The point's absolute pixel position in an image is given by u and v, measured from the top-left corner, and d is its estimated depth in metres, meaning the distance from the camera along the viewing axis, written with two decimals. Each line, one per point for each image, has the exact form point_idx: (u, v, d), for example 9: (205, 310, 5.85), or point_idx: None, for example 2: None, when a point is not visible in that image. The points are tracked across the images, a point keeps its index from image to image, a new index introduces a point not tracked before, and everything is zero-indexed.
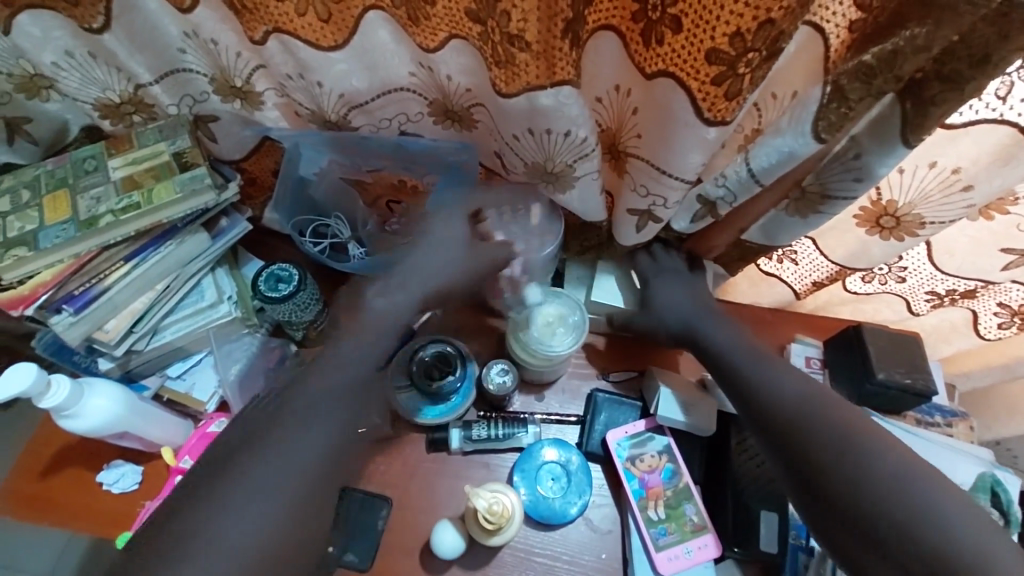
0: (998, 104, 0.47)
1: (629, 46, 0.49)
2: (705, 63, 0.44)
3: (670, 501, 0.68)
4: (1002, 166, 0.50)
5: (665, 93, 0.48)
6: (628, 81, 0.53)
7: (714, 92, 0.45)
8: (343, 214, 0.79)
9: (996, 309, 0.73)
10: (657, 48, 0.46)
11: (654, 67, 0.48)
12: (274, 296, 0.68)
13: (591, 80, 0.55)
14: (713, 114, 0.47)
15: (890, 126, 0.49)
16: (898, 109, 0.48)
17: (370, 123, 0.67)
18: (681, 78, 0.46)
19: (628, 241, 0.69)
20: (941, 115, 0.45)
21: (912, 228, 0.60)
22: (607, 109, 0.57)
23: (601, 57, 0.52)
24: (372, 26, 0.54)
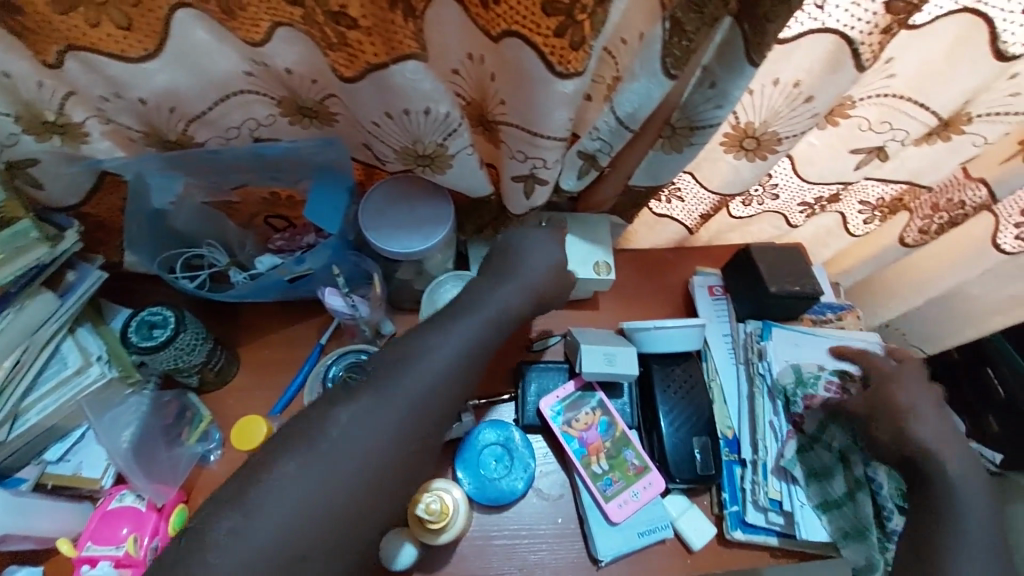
0: (816, 13, 0.49)
1: (470, 11, 0.47)
2: (544, 16, 0.43)
3: (610, 452, 0.69)
4: (832, 73, 0.53)
5: (514, 53, 0.47)
6: (479, 49, 0.51)
7: (559, 44, 0.44)
8: (216, 241, 0.72)
9: (860, 207, 0.80)
10: (495, 8, 0.45)
11: (498, 28, 0.47)
12: (149, 345, 0.62)
13: (440, 54, 0.53)
14: (564, 67, 0.46)
15: (734, 50, 0.50)
16: (738, 32, 0.49)
17: (217, 135, 0.61)
18: (525, 35, 0.45)
19: (519, 209, 0.67)
20: (778, 29, 0.46)
21: (771, 145, 0.63)
22: (467, 80, 0.56)
23: (443, 27, 0.50)
24: (186, 26, 0.48)
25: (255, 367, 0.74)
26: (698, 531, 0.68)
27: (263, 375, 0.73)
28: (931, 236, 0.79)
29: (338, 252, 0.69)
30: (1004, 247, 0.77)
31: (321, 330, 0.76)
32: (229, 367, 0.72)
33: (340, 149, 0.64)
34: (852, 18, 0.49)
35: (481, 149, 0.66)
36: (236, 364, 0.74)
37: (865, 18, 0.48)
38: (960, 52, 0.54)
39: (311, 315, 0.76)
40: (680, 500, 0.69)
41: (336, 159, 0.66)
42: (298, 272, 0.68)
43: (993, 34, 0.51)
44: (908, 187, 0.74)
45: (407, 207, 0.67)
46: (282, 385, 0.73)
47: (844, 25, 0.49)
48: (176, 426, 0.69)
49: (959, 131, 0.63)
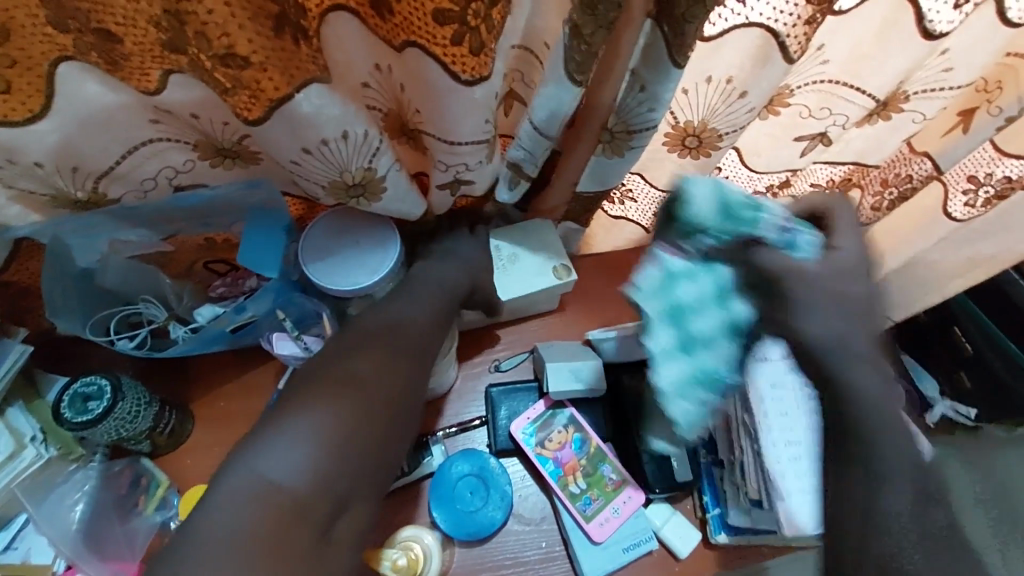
0: (738, 9, 0.48)
1: (368, 22, 0.45)
2: (437, 26, 0.40)
3: (586, 470, 0.68)
4: (762, 67, 0.52)
5: (417, 64, 0.45)
6: (385, 58, 0.48)
7: (460, 52, 0.42)
8: (152, 296, 0.68)
9: (812, 190, 0.79)
10: (390, 18, 0.43)
11: (399, 38, 0.44)
12: (83, 419, 0.57)
13: (344, 71, 0.49)
14: (469, 74, 0.44)
15: (657, 51, 0.48)
16: (659, 34, 0.46)
17: (132, 189, 0.57)
18: (423, 45, 0.42)
19: (441, 209, 0.65)
20: (696, 30, 0.44)
21: (712, 143, 0.62)
22: (381, 92, 0.53)
23: (343, 43, 0.47)
24: (71, 80, 0.44)
25: (210, 422, 0.70)
26: (684, 538, 0.67)
27: (219, 431, 0.70)
28: (883, 212, 0.78)
29: (282, 294, 0.65)
30: (955, 216, 0.77)
31: (276, 375, 0.72)
32: (182, 426, 0.69)
33: (269, 188, 0.61)
34: (775, 12, 0.47)
35: (409, 159, 0.63)
36: (191, 421, 0.70)
37: (787, 11, 0.47)
38: (887, 35, 0.53)
39: (264, 361, 0.73)
40: (662, 508, 0.68)
41: (268, 199, 0.62)
42: (242, 320, 0.65)
43: (918, 14, 0.50)
44: (856, 167, 0.74)
45: (352, 240, 0.64)
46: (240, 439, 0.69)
47: (768, 18, 0.48)
48: (131, 496, 0.65)
49: (898, 109, 0.63)
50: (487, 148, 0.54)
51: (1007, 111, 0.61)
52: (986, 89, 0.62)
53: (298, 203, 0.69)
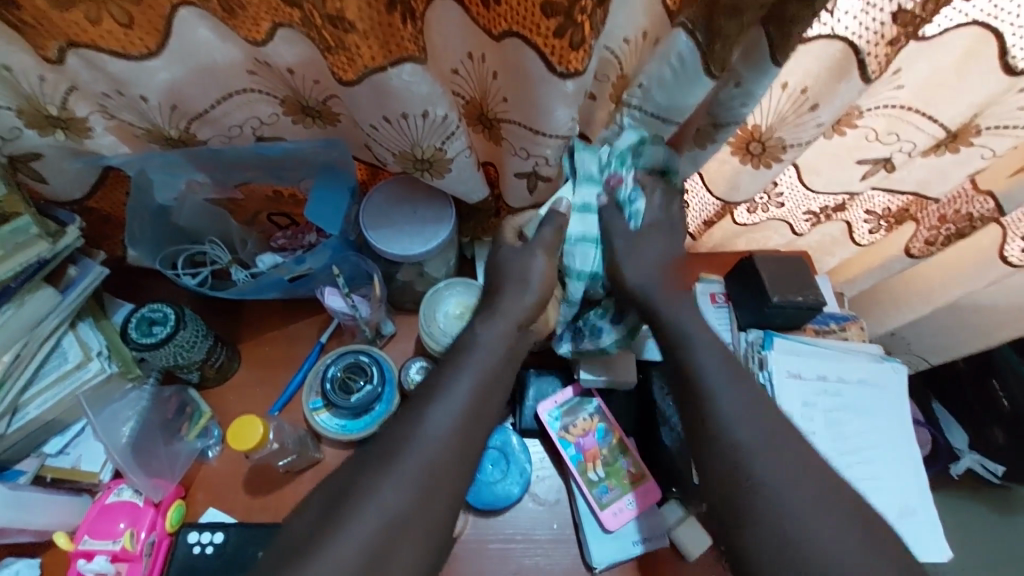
0: (828, 18, 0.49)
1: (470, 11, 0.48)
2: (543, 17, 0.43)
3: (607, 458, 0.69)
4: (837, 81, 0.53)
5: (516, 53, 0.48)
6: (480, 47, 0.51)
7: (559, 44, 0.44)
8: (218, 238, 0.72)
9: (866, 217, 0.79)
10: (496, 7, 0.45)
11: (500, 27, 0.47)
12: (148, 341, 0.62)
13: (440, 55, 0.53)
14: (565, 67, 0.46)
15: (759, 51, 0.48)
16: (762, 34, 0.47)
17: (219, 134, 0.61)
18: (525, 35, 0.45)
19: (518, 203, 0.67)
20: (803, 32, 0.45)
21: (776, 153, 0.62)
22: (468, 80, 0.56)
23: (443, 26, 0.50)
24: (186, 24, 0.48)
25: (254, 364, 0.74)
26: (695, 541, 0.66)
27: (262, 373, 0.73)
28: (936, 247, 0.77)
29: (339, 252, 0.68)
30: (1010, 260, 0.76)
31: (322, 327, 0.75)
32: (229, 363, 0.72)
33: (344, 150, 0.65)
34: (861, 26, 0.48)
35: (482, 149, 0.66)
36: (238, 360, 0.74)
37: (873, 28, 0.48)
38: (969, 66, 0.53)
39: (310, 314, 0.76)
40: (677, 510, 0.67)
41: (339, 159, 0.65)
42: (299, 272, 0.68)
43: (1001, 48, 0.51)
44: (915, 199, 0.74)
45: (410, 208, 0.67)
46: (281, 384, 0.73)
47: (854, 32, 0.49)
48: (176, 421, 0.69)
49: (967, 142, 0.63)
50: (566, 146, 0.57)
51: None
52: None
53: (364, 167, 0.73)
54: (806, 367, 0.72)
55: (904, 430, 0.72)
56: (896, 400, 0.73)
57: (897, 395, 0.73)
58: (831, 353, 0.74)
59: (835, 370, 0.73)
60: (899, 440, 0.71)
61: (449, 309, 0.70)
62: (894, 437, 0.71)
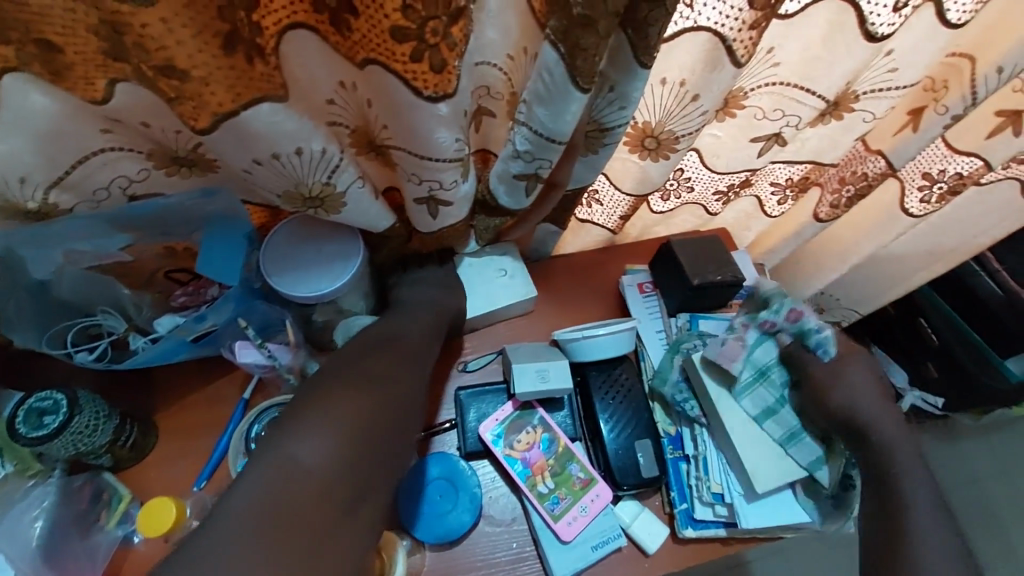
0: (688, 12, 0.49)
1: (328, 39, 0.46)
2: (395, 43, 0.42)
3: (555, 469, 0.68)
4: (711, 72, 0.53)
5: (380, 81, 0.46)
6: (348, 74, 0.49)
7: (420, 69, 0.43)
8: (111, 305, 0.66)
9: (772, 189, 0.81)
10: (350, 35, 0.44)
11: (359, 55, 0.45)
12: (39, 434, 0.56)
13: (309, 87, 0.50)
14: (431, 90, 0.45)
15: (624, 54, 0.49)
16: (623, 37, 0.48)
17: (84, 200, 0.57)
18: (383, 62, 0.44)
19: (425, 228, 0.65)
20: (660, 32, 0.45)
21: (670, 145, 0.62)
22: (346, 108, 0.53)
23: (303, 58, 0.48)
24: (15, 90, 0.44)
25: (174, 434, 0.69)
26: (652, 534, 0.67)
27: (184, 442, 0.69)
28: (842, 210, 0.79)
29: (243, 303, 0.65)
30: (912, 211, 0.79)
31: (243, 383, 0.71)
32: (145, 439, 0.67)
33: (230, 196, 0.61)
34: (722, 16, 0.49)
35: (379, 176, 0.64)
36: (155, 433, 0.69)
37: (733, 15, 0.48)
38: (834, 38, 0.55)
39: (229, 370, 0.72)
40: (630, 506, 0.68)
41: (227, 206, 0.62)
42: (203, 330, 0.64)
43: (860, 17, 0.52)
44: (813, 166, 0.75)
45: (315, 247, 0.64)
46: (206, 451, 0.68)
47: (716, 22, 0.49)
48: (92, 511, 0.64)
49: (849, 109, 0.65)
50: (461, 167, 0.56)
51: (952, 110, 0.62)
52: (933, 89, 0.63)
53: (260, 209, 0.69)
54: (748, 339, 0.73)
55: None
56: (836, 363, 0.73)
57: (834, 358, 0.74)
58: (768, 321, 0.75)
59: None
60: None
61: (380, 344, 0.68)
62: None
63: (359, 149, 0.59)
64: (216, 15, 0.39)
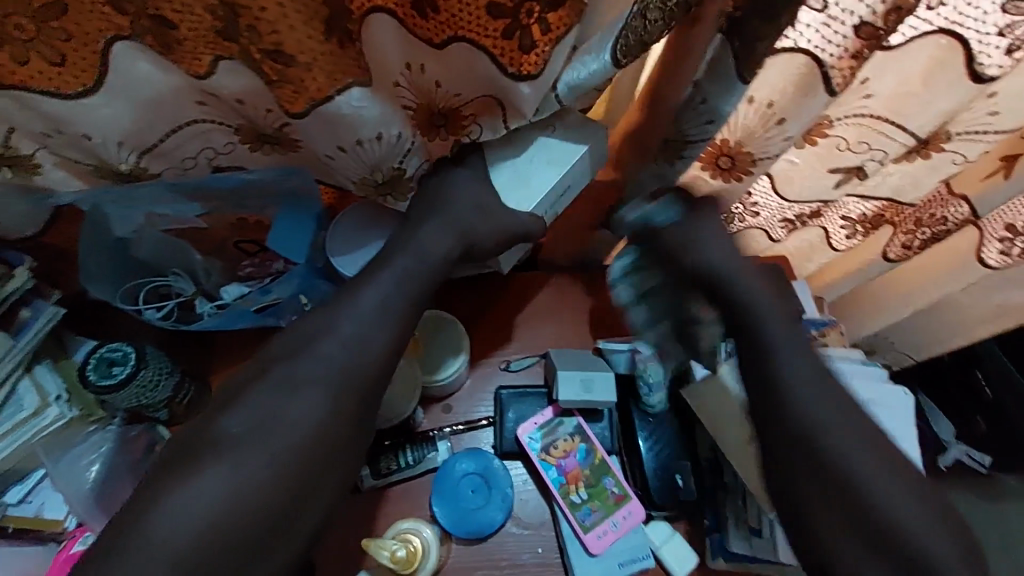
0: (790, 33, 0.48)
1: (407, 23, 0.44)
2: (489, 18, 0.42)
3: (590, 480, 0.68)
4: (804, 96, 0.51)
5: (464, 58, 0.46)
6: (420, 57, 0.47)
7: (509, 46, 0.44)
8: (180, 269, 0.69)
9: (842, 222, 0.79)
10: (435, 17, 0.43)
11: (443, 36, 0.45)
12: (108, 383, 0.59)
13: (379, 71, 0.48)
14: (517, 68, 0.45)
15: (723, 66, 0.50)
16: (728, 48, 0.48)
17: (173, 166, 0.59)
18: (472, 39, 0.44)
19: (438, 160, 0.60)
20: (769, 48, 0.46)
21: (746, 167, 0.61)
22: (412, 92, 0.51)
23: (378, 44, 0.46)
24: (124, 58, 0.46)
25: None
26: (680, 559, 0.66)
27: None
28: (913, 251, 0.77)
29: (307, 280, 0.66)
30: (988, 262, 0.75)
31: None
32: (200, 398, 0.70)
33: (306, 175, 0.63)
34: (823, 39, 0.47)
35: None
36: (208, 394, 0.71)
37: (836, 41, 0.47)
38: (935, 74, 0.52)
39: None
40: (662, 527, 0.67)
41: (301, 185, 0.64)
42: (266, 302, 0.66)
43: (968, 55, 0.50)
44: (888, 204, 0.73)
45: (379, 232, 0.65)
46: None
47: (815, 45, 0.48)
48: (144, 462, 0.66)
49: (938, 148, 0.62)
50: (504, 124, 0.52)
51: None
52: None
53: (330, 190, 0.71)
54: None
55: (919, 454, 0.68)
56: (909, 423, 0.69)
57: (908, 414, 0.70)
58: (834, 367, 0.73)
59: None
60: None
61: (430, 340, 0.72)
62: None
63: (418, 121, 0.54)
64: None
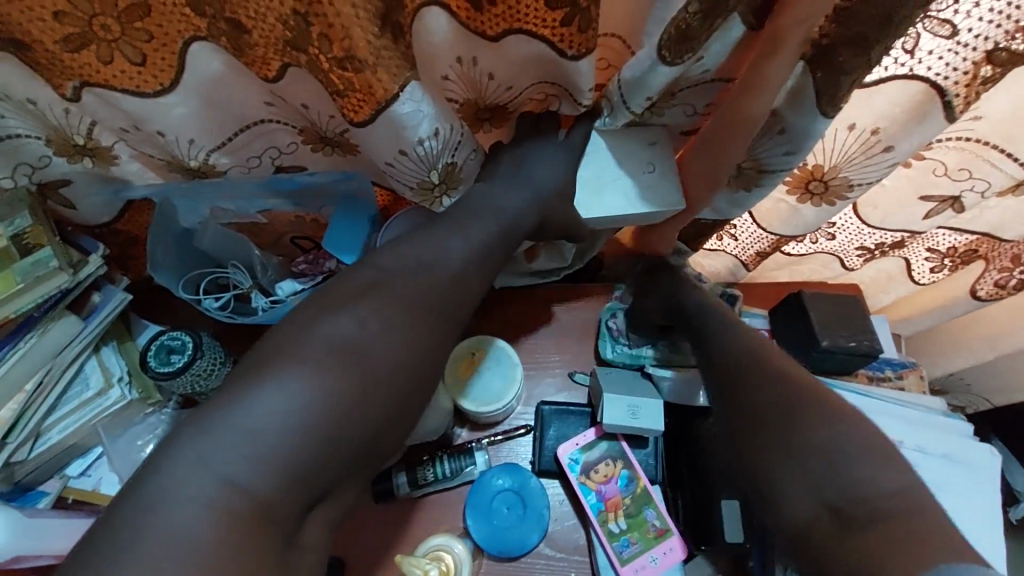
0: (906, 59, 0.44)
1: (459, 16, 0.46)
2: (549, 9, 0.44)
3: (629, 509, 0.66)
4: (917, 123, 0.48)
5: (519, 47, 0.48)
6: (472, 51, 0.49)
7: (568, 32, 0.45)
8: (240, 262, 0.70)
9: (927, 255, 0.72)
10: (492, 8, 0.45)
11: (497, 27, 0.47)
12: (166, 370, 0.61)
13: (430, 63, 0.50)
14: (576, 50, 0.46)
15: (806, 95, 0.46)
16: (811, 79, 0.45)
17: (238, 164, 0.60)
18: (529, 29, 0.46)
19: None
20: (853, 82, 0.42)
21: (840, 192, 0.57)
22: (459, 85, 0.53)
23: (429, 37, 0.47)
24: (200, 58, 0.47)
25: None
26: None
27: None
28: (1009, 291, 0.70)
29: None
30: None
31: None
32: None
33: (360, 179, 0.64)
34: (946, 67, 0.43)
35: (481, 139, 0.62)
36: None
37: (959, 67, 0.42)
38: None
39: None
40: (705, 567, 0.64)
41: (358, 188, 0.64)
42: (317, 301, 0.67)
43: None
44: (983, 239, 0.66)
45: None
46: None
47: (936, 74, 0.44)
48: None
49: None
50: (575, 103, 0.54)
51: None
52: None
53: (385, 192, 0.71)
54: (886, 427, 0.67)
55: (991, 528, 0.65)
56: (983, 484, 0.66)
57: (988, 483, 0.67)
58: (920, 416, 0.69)
59: (890, 425, 0.68)
60: (977, 506, 0.65)
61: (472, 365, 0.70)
62: (970, 503, 0.65)
63: (468, 121, 0.58)
64: None
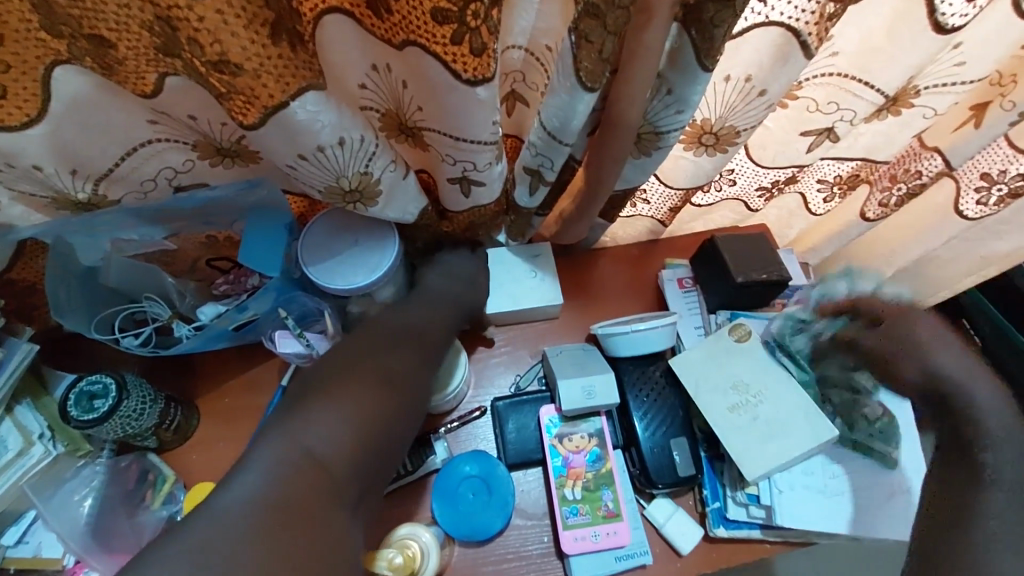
0: (760, 7, 0.47)
1: (364, 23, 0.46)
2: (436, 25, 0.41)
3: (589, 483, 0.68)
4: (782, 65, 0.51)
5: (418, 62, 0.46)
6: (382, 58, 0.49)
7: (459, 51, 0.43)
8: (154, 293, 0.67)
9: (818, 186, 0.78)
10: (389, 17, 0.44)
11: (398, 37, 0.45)
12: (89, 417, 0.57)
13: (339, 72, 0.51)
14: (470, 74, 0.45)
15: (685, 55, 0.48)
16: (686, 38, 0.47)
17: (132, 190, 0.58)
18: (423, 43, 0.44)
19: (458, 208, 0.65)
20: (725, 33, 0.44)
21: (730, 139, 0.61)
22: (379, 92, 0.53)
23: (338, 44, 0.48)
24: (66, 82, 0.45)
25: (214, 418, 0.71)
26: (686, 535, 0.68)
27: (223, 426, 0.71)
28: (891, 209, 0.76)
29: (284, 293, 0.65)
30: (966, 214, 0.74)
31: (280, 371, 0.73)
32: (188, 422, 0.69)
33: (271, 187, 0.62)
34: (796, 11, 0.47)
35: (412, 156, 0.63)
36: (196, 416, 0.70)
37: (808, 9, 0.46)
38: (899, 27, 0.51)
39: (265, 357, 0.73)
40: (666, 504, 0.69)
41: (269, 197, 0.63)
42: (244, 320, 0.66)
43: (929, 7, 0.48)
44: (863, 164, 0.73)
45: (352, 239, 0.65)
46: (245, 435, 0.70)
47: (789, 17, 0.47)
48: (138, 490, 0.66)
49: (908, 104, 0.61)
50: (494, 149, 0.55)
51: (1020, 106, 0.57)
52: (998, 83, 0.59)
53: (300, 200, 0.70)
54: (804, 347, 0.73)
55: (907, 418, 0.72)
56: None
57: None
58: None
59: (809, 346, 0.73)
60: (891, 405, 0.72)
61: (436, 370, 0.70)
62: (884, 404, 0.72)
63: (390, 134, 0.59)
64: (263, 4, 0.39)
